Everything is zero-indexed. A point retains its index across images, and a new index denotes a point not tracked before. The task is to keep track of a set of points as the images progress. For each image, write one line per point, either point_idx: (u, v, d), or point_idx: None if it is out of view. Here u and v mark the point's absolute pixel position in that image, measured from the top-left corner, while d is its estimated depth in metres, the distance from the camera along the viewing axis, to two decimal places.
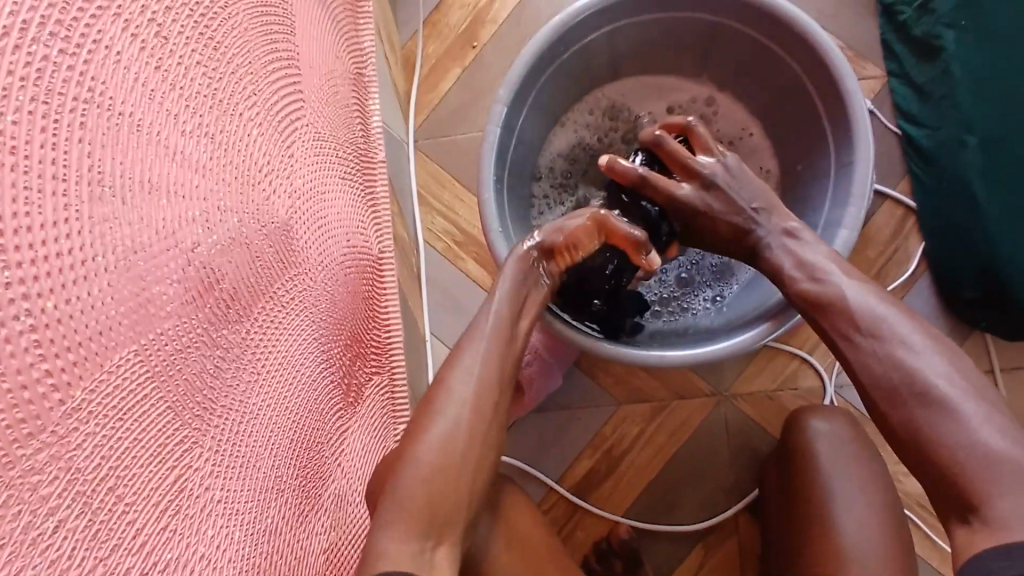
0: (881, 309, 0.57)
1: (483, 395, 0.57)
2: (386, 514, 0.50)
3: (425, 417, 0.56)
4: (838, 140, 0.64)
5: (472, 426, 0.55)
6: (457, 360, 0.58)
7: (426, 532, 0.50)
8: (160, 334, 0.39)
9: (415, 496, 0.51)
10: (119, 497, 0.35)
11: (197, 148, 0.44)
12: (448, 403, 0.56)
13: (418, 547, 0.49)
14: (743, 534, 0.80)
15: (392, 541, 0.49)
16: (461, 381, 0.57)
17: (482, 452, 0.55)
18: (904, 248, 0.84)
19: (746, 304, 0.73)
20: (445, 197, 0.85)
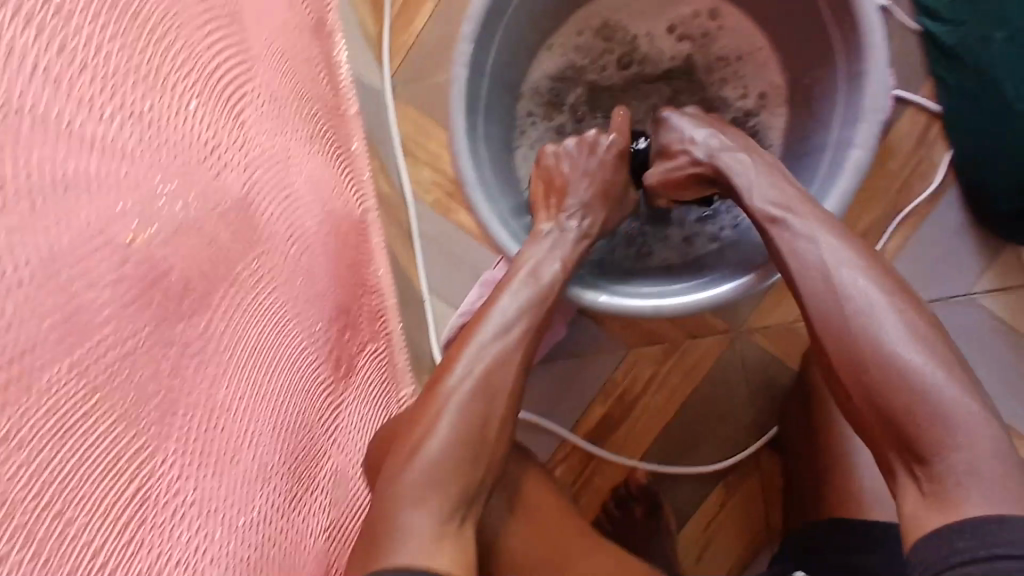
0: (826, 242, 0.52)
1: (506, 368, 0.56)
2: (408, 490, 0.50)
3: (444, 393, 0.55)
4: (847, 46, 0.56)
5: (493, 403, 0.55)
6: (479, 332, 0.57)
7: (450, 507, 0.50)
8: (98, 342, 0.36)
9: (436, 472, 0.51)
10: (70, 520, 0.34)
11: (121, 133, 0.41)
12: (471, 377, 0.55)
13: (444, 521, 0.50)
14: (764, 471, 0.78)
15: (418, 517, 0.49)
16: (487, 350, 0.56)
17: (501, 428, 0.55)
18: (929, 158, 0.77)
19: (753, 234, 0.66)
20: (429, 145, 0.80)
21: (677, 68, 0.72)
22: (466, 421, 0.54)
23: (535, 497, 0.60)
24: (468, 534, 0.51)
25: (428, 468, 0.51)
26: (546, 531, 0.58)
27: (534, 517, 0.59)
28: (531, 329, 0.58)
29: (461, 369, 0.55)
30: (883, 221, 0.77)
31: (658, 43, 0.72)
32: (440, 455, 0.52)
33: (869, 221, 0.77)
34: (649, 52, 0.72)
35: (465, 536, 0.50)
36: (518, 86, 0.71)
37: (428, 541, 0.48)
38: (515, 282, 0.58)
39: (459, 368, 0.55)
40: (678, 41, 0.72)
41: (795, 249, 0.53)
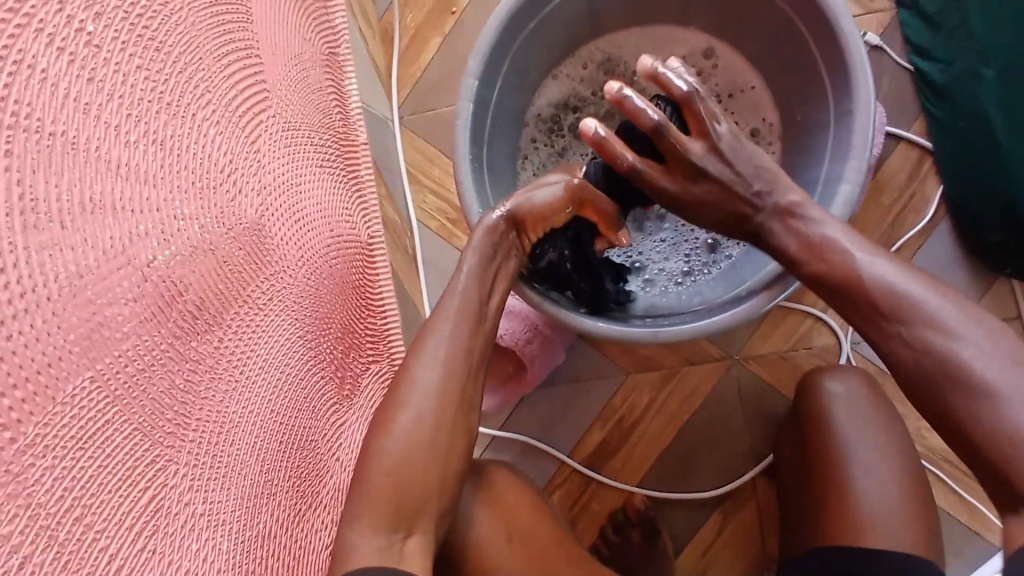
0: (862, 255, 0.52)
1: (451, 379, 0.55)
2: (358, 509, 0.50)
3: (390, 406, 0.54)
4: (835, 85, 0.59)
5: (438, 412, 0.54)
6: (420, 342, 0.56)
7: (392, 524, 0.50)
8: (119, 356, 0.38)
9: (382, 488, 0.51)
10: (88, 525, 0.35)
11: (144, 158, 0.43)
12: (407, 386, 0.54)
13: (389, 537, 0.49)
14: (761, 498, 0.78)
15: (364, 536, 0.49)
16: (421, 361, 0.55)
17: (450, 437, 0.54)
18: (921, 192, 0.80)
19: (743, 275, 0.68)
20: (436, 173, 0.83)
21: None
22: (408, 434, 0.53)
23: (531, 522, 0.61)
24: (417, 546, 0.50)
25: (372, 484, 0.51)
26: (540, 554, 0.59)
27: (528, 538, 0.60)
28: (474, 334, 0.57)
29: (400, 380, 0.55)
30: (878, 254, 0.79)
31: None
32: (384, 470, 0.51)
33: None
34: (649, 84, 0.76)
35: (414, 551, 0.50)
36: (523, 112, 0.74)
37: (370, 557, 0.48)
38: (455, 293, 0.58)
39: (400, 379, 0.55)
40: None
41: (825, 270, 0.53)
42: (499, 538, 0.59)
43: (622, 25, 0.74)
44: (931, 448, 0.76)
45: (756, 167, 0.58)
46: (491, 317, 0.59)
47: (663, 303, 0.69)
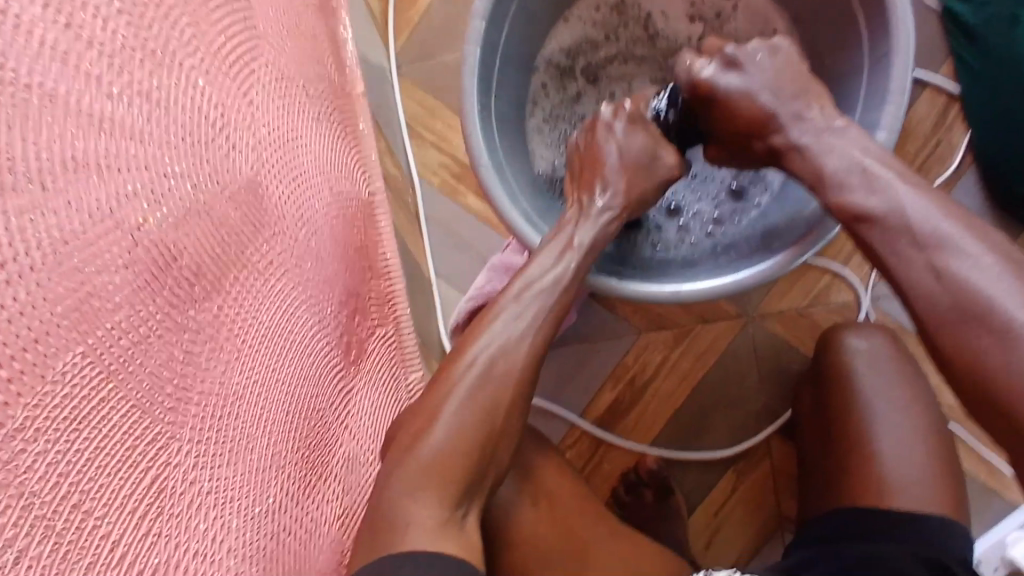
0: (904, 189, 0.48)
1: (529, 360, 0.53)
2: (414, 484, 0.48)
3: (451, 384, 0.51)
4: (872, 24, 0.55)
5: (515, 393, 0.52)
6: (501, 316, 0.53)
7: (454, 500, 0.48)
8: (112, 328, 0.35)
9: (440, 466, 0.49)
10: (87, 512, 0.33)
11: (129, 112, 0.39)
12: (475, 370, 0.52)
13: (448, 512, 0.47)
14: (776, 456, 0.77)
15: (420, 510, 0.47)
16: (499, 336, 0.53)
17: (513, 416, 0.52)
18: (947, 140, 0.76)
19: (781, 210, 0.63)
20: (438, 127, 0.79)
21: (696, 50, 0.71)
22: (474, 410, 0.51)
23: (555, 489, 0.59)
24: (472, 526, 0.48)
25: (430, 462, 0.49)
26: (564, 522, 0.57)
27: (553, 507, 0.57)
28: (552, 318, 0.54)
29: (468, 359, 0.52)
30: None
31: (673, 22, 0.71)
32: (444, 448, 0.49)
33: None
34: (665, 29, 0.71)
35: (470, 530, 0.48)
36: (534, 55, 0.70)
37: (427, 533, 0.46)
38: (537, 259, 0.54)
39: (468, 357, 0.52)
40: (691, 21, 0.71)
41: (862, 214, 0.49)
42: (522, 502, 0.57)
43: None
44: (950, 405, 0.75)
45: (790, 75, 0.55)
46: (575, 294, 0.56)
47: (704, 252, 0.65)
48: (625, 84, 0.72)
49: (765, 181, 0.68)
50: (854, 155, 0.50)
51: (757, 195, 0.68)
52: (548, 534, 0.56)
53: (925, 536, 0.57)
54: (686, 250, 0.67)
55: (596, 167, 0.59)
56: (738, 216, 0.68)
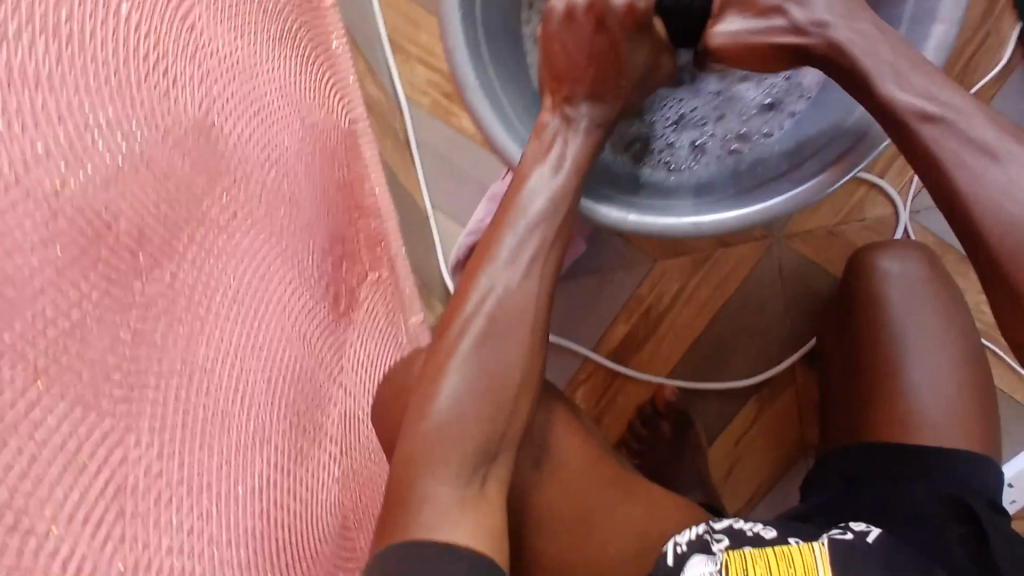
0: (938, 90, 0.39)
1: (538, 312, 0.48)
2: (424, 456, 0.44)
3: (455, 341, 0.47)
4: None
5: (523, 347, 0.47)
6: (500, 266, 0.48)
7: (473, 465, 0.44)
8: (33, 318, 0.30)
9: (454, 436, 0.44)
10: (29, 531, 0.28)
11: (33, 55, 0.32)
12: (478, 324, 0.47)
13: (466, 479, 0.44)
14: (799, 383, 0.73)
15: (436, 483, 0.43)
16: (498, 284, 0.48)
17: (528, 370, 0.47)
18: (998, 30, 0.67)
19: (817, 122, 0.55)
20: (422, 41, 0.70)
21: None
22: (485, 372, 0.46)
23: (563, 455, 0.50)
24: (495, 490, 0.45)
25: (440, 429, 0.45)
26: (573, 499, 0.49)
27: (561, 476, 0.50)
28: (554, 258, 0.49)
29: (465, 315, 0.47)
30: None
31: None
32: (451, 415, 0.45)
33: None
34: None
35: (495, 495, 0.45)
36: None
37: (448, 508, 0.42)
38: (525, 195, 0.49)
39: (469, 311, 0.47)
40: None
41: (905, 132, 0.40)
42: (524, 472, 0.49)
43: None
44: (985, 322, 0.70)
45: None
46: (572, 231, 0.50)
47: (724, 170, 0.57)
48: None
49: (799, 87, 0.59)
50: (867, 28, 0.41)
51: (791, 104, 0.59)
52: (553, 512, 0.49)
53: (959, 474, 0.53)
54: (701, 167, 0.59)
55: (591, 70, 0.51)
56: (764, 130, 0.59)
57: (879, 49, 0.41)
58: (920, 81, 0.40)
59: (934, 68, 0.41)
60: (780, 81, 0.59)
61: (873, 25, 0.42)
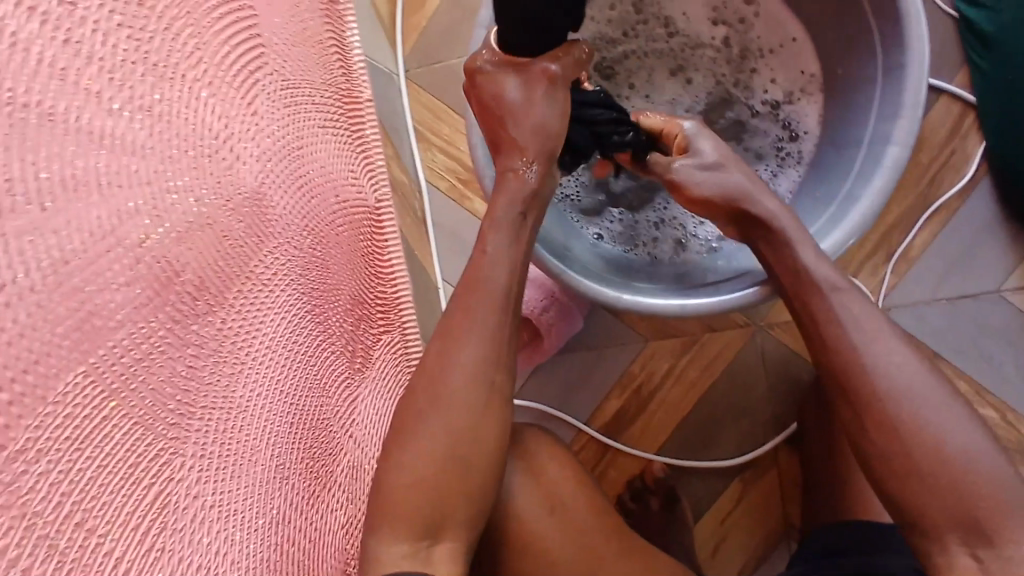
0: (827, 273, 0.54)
1: (477, 376, 0.49)
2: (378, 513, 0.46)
3: (409, 408, 0.48)
4: (885, 34, 0.57)
5: (461, 410, 0.48)
6: (447, 333, 0.50)
7: (420, 532, 0.46)
8: (114, 346, 0.35)
9: (404, 496, 0.46)
10: (91, 530, 0.33)
11: (131, 127, 0.39)
12: (424, 396, 0.48)
13: (413, 547, 0.45)
14: (783, 464, 0.77)
15: (385, 546, 0.45)
16: (444, 353, 0.49)
17: (474, 431, 0.48)
18: (962, 148, 0.76)
19: None
20: (444, 131, 0.78)
21: (718, 53, 0.73)
22: (434, 435, 0.47)
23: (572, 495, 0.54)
24: (442, 557, 0.46)
25: (390, 497, 0.46)
26: (583, 535, 0.53)
27: (569, 511, 0.53)
28: (499, 325, 0.50)
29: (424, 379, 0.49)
30: (918, 213, 0.76)
31: (695, 24, 0.72)
32: (402, 476, 0.46)
33: (897, 213, 0.76)
34: (685, 29, 0.73)
35: (441, 562, 0.46)
36: None
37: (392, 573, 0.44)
38: (485, 266, 0.51)
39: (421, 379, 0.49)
40: (714, 24, 0.72)
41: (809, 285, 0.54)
42: (535, 507, 0.52)
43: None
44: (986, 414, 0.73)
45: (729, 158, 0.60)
46: (513, 293, 0.51)
47: (707, 263, 0.68)
48: (642, 74, 0.73)
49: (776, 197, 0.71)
50: (780, 210, 0.58)
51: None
52: (563, 548, 0.52)
53: None
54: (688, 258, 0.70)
55: (509, 128, 0.55)
56: None
57: (794, 226, 0.57)
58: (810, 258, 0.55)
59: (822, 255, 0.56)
60: None
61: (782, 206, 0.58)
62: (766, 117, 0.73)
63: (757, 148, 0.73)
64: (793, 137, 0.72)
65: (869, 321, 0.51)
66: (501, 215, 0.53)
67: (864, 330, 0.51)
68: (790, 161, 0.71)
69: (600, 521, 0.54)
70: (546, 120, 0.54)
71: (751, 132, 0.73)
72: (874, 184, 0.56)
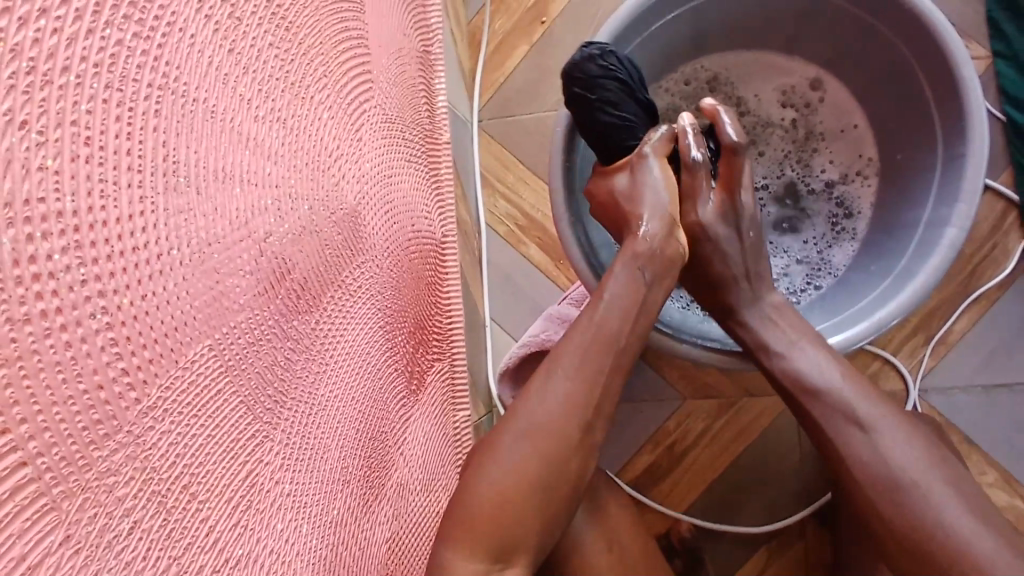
0: (824, 375, 0.59)
1: (573, 413, 0.52)
2: (455, 528, 0.48)
3: (502, 431, 0.52)
4: (948, 130, 0.63)
5: (552, 442, 0.51)
6: (547, 368, 0.54)
7: (493, 552, 0.48)
8: (233, 328, 0.38)
9: (486, 514, 0.48)
10: (193, 495, 0.35)
11: (269, 134, 0.43)
12: (516, 421, 0.52)
13: (486, 565, 0.48)
14: (810, 540, 0.77)
15: (461, 560, 0.48)
16: (548, 389, 0.52)
17: (563, 464, 0.51)
18: (1003, 245, 0.79)
19: (840, 301, 0.69)
20: (509, 180, 0.83)
21: (786, 132, 0.78)
22: (528, 459, 0.50)
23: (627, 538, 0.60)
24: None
25: (474, 513, 0.49)
26: (630, 568, 0.59)
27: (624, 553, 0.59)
28: (601, 368, 0.54)
29: (526, 404, 0.52)
30: (956, 302, 0.79)
31: (765, 105, 0.78)
32: (488, 489, 0.49)
33: (937, 300, 0.79)
34: (755, 108, 0.78)
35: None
36: None
37: None
38: (600, 308, 0.56)
39: (521, 405, 0.52)
40: (783, 107, 0.78)
41: (804, 382, 0.59)
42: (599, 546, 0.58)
43: (733, 47, 0.76)
44: (1000, 501, 0.76)
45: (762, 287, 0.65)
46: (627, 346, 0.56)
47: None
48: None
49: (838, 262, 0.75)
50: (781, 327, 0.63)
51: (820, 280, 0.75)
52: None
53: None
54: None
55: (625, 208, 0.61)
56: (801, 295, 0.75)
57: (786, 341, 0.62)
58: (815, 362, 0.60)
59: (831, 352, 0.61)
60: (821, 258, 0.76)
61: (790, 326, 0.63)
62: (822, 197, 0.77)
63: (812, 223, 0.77)
64: (848, 215, 0.76)
65: (870, 408, 0.57)
66: (614, 270, 0.57)
67: (871, 410, 0.56)
68: (845, 236, 0.76)
69: (648, 562, 0.60)
70: (651, 189, 0.60)
71: (806, 208, 0.77)
72: (930, 265, 0.60)
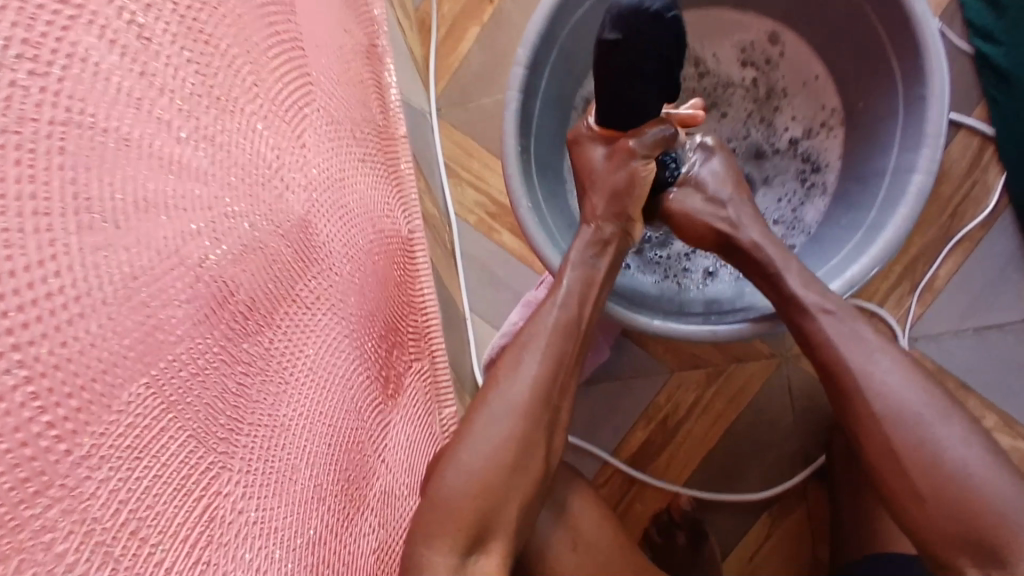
0: (837, 307, 0.57)
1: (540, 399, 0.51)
2: (428, 525, 0.47)
3: (471, 422, 0.51)
4: (907, 72, 0.61)
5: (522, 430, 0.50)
6: (513, 354, 0.53)
7: (467, 543, 0.47)
8: (173, 360, 0.37)
9: (459, 509, 0.48)
10: (143, 539, 0.34)
11: (195, 154, 0.41)
12: (485, 411, 0.51)
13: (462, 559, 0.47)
14: (812, 500, 0.76)
15: (437, 554, 0.47)
16: (515, 376, 0.52)
17: (533, 452, 0.50)
18: (982, 183, 0.77)
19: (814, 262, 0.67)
20: (474, 167, 0.81)
21: (747, 92, 0.76)
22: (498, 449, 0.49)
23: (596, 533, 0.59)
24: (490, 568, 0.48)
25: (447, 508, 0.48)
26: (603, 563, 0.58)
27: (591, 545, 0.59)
28: (566, 350, 0.53)
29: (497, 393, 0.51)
30: (938, 247, 0.77)
31: (724, 65, 0.76)
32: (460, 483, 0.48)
33: (919, 246, 0.77)
34: (715, 69, 0.76)
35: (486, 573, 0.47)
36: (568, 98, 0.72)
37: None
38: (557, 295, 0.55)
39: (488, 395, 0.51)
40: (742, 65, 0.76)
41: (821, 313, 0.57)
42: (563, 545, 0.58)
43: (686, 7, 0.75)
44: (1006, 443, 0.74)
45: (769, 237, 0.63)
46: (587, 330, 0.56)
47: (736, 293, 0.71)
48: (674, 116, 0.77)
49: (810, 219, 0.73)
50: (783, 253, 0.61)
51: (794, 240, 0.73)
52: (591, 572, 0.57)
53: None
54: (717, 287, 0.73)
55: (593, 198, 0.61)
56: None
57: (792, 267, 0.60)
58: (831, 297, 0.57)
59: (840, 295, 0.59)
60: (792, 219, 0.74)
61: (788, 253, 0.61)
62: (788, 153, 0.75)
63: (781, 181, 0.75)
64: (816, 169, 0.74)
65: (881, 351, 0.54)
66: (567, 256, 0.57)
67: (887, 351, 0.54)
68: (815, 190, 0.73)
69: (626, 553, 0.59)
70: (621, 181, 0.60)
71: (773, 163, 0.76)
72: (897, 216, 0.58)
